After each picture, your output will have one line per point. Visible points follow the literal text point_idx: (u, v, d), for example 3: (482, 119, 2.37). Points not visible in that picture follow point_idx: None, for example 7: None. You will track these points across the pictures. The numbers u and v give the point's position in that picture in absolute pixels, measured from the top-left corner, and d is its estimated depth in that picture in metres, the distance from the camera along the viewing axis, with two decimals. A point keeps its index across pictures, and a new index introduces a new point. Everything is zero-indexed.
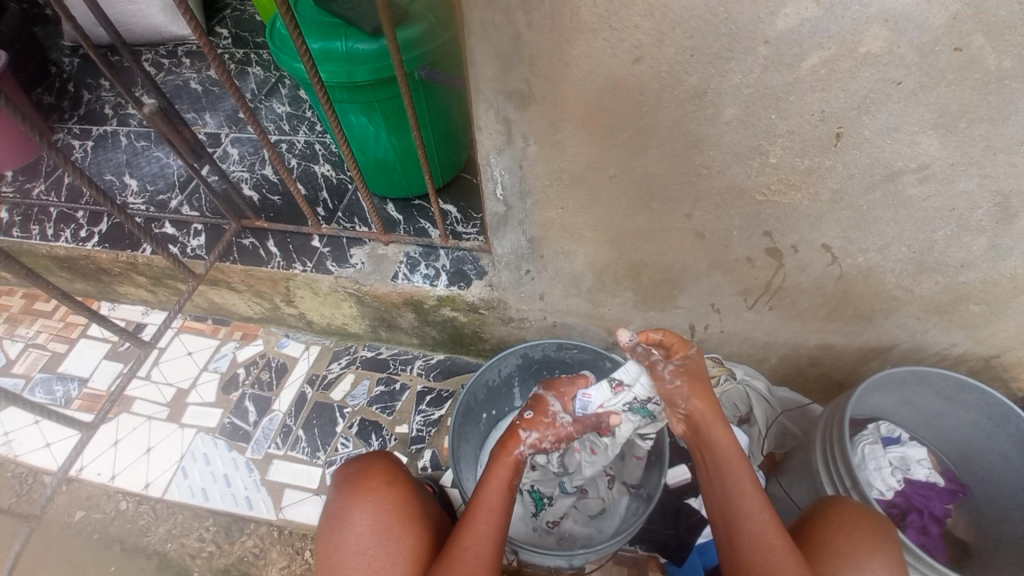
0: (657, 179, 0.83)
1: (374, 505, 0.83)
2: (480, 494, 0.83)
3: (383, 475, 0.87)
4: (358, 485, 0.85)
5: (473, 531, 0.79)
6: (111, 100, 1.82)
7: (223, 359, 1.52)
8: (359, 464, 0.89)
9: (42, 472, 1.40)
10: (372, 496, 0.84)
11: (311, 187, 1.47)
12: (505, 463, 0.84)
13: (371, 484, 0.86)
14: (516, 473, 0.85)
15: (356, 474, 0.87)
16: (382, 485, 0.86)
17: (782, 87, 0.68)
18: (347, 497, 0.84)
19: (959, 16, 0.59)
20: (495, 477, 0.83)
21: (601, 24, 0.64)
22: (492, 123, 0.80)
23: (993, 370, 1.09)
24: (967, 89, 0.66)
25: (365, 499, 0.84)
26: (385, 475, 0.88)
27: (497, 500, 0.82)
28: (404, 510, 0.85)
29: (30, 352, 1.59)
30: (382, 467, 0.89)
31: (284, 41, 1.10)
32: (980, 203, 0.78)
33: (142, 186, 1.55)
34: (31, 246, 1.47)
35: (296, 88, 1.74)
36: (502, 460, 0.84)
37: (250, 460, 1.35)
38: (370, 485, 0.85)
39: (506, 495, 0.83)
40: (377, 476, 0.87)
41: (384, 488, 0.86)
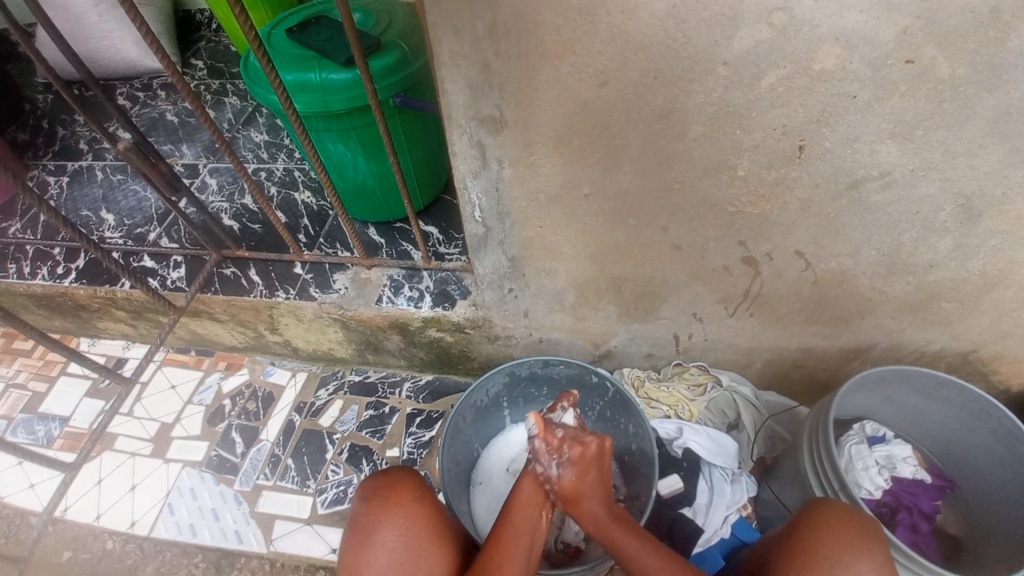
0: (632, 196, 0.85)
1: (404, 522, 0.81)
2: (511, 514, 0.85)
3: (412, 491, 0.84)
4: (388, 501, 0.82)
5: (500, 558, 0.80)
6: (86, 135, 1.81)
7: (208, 390, 1.50)
8: (387, 478, 0.85)
9: (24, 516, 1.37)
10: (403, 512, 0.82)
11: (291, 214, 1.47)
12: (530, 485, 0.86)
13: (400, 499, 0.83)
14: (546, 491, 0.87)
15: (385, 488, 0.84)
16: (411, 501, 0.83)
17: (744, 104, 0.70)
18: (377, 512, 0.81)
19: (907, 31, 0.62)
20: (523, 500, 0.85)
21: (566, 51, 0.66)
22: (466, 148, 0.81)
23: (970, 365, 1.11)
24: (921, 99, 0.68)
25: (396, 516, 0.81)
26: (414, 490, 0.85)
27: (535, 519, 0.85)
28: (432, 526, 0.83)
29: (9, 392, 1.56)
30: (411, 482, 0.86)
31: (257, 73, 1.10)
32: (943, 205, 0.81)
33: (119, 219, 1.54)
34: (7, 284, 1.44)
35: (273, 116, 1.75)
36: (525, 484, 0.86)
37: (239, 492, 1.33)
38: (401, 501, 0.83)
39: (541, 513, 0.86)
40: (406, 491, 0.84)
41: (413, 504, 0.83)
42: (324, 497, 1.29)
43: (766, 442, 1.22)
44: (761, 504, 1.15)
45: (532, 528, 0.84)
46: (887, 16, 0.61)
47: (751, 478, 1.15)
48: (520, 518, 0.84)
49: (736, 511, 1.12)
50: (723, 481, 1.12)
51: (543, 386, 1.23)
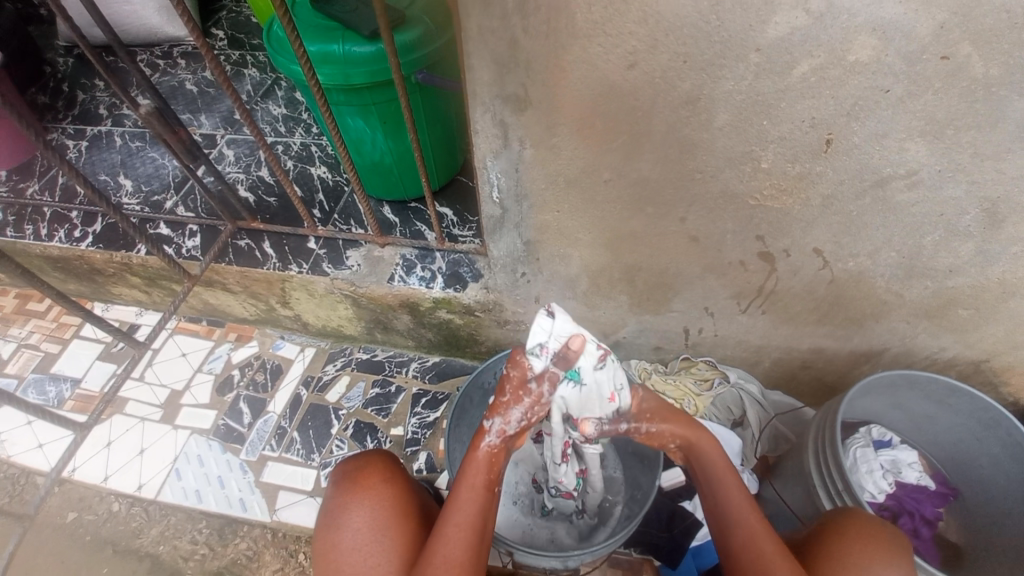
0: (652, 183, 0.84)
1: (370, 502, 0.84)
2: (456, 500, 0.78)
3: (379, 473, 0.88)
4: (355, 483, 0.86)
5: (443, 537, 0.76)
6: (105, 101, 1.82)
7: (217, 360, 1.52)
8: (358, 461, 0.90)
9: (34, 473, 1.39)
10: (369, 493, 0.85)
11: (307, 188, 1.47)
12: (476, 463, 0.79)
13: (368, 482, 0.86)
14: (494, 469, 0.80)
15: (353, 471, 0.88)
16: (378, 483, 0.86)
17: (773, 94, 0.69)
18: (344, 494, 0.85)
19: (946, 25, 0.61)
20: (468, 480, 0.79)
21: (596, 31, 0.65)
22: (488, 126, 0.81)
23: (983, 374, 1.10)
24: (955, 97, 0.67)
25: (361, 496, 0.84)
26: (383, 473, 0.88)
27: (479, 502, 0.78)
28: (399, 508, 0.85)
29: (23, 352, 1.58)
30: (379, 464, 0.89)
31: (280, 43, 1.10)
32: (968, 208, 0.80)
33: (137, 187, 1.55)
34: (25, 245, 1.46)
35: (292, 89, 1.75)
36: (473, 461, 0.79)
37: (245, 462, 1.34)
38: (369, 483, 0.86)
39: (490, 492, 0.79)
40: (375, 473, 0.87)
41: (380, 486, 0.86)
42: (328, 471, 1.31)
43: (770, 441, 1.22)
44: (762, 501, 1.15)
45: (477, 512, 0.78)
46: (926, 9, 0.60)
47: (753, 475, 1.17)
48: (463, 503, 0.78)
49: None
50: None
51: None
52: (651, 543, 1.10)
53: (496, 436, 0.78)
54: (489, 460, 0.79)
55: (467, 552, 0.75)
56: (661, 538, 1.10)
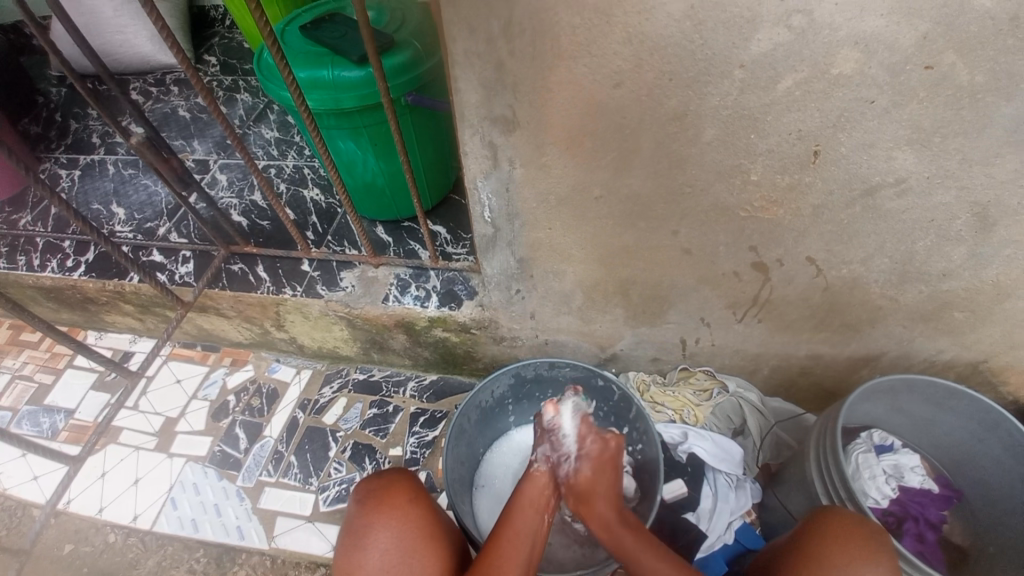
0: (643, 199, 0.84)
1: (398, 523, 0.81)
2: (512, 519, 0.84)
3: (406, 493, 0.85)
4: (382, 502, 0.83)
5: (505, 558, 0.80)
6: (99, 130, 1.82)
7: (213, 385, 1.50)
8: (382, 479, 0.87)
9: (28, 507, 1.37)
10: (395, 513, 0.82)
11: (300, 211, 1.47)
12: (533, 483, 0.88)
13: (394, 500, 0.83)
14: (549, 494, 0.89)
15: (379, 489, 0.85)
16: (405, 503, 0.84)
17: (760, 107, 0.69)
18: (370, 514, 0.82)
19: (928, 36, 0.61)
20: (524, 498, 0.87)
21: (581, 52, 0.66)
22: (478, 147, 0.81)
23: (980, 376, 1.10)
24: (940, 106, 0.68)
25: (389, 518, 0.81)
26: (409, 492, 0.85)
27: (535, 523, 0.85)
28: (426, 529, 0.83)
29: (16, 384, 1.56)
30: (404, 483, 0.86)
31: (270, 70, 1.11)
32: (958, 213, 0.80)
33: (129, 213, 1.55)
34: (16, 276, 1.45)
35: (284, 113, 1.76)
36: (530, 482, 0.89)
37: (241, 489, 1.32)
38: (396, 503, 0.83)
39: (543, 515, 0.86)
40: (401, 492, 0.85)
41: (408, 505, 0.83)
42: (326, 495, 1.29)
43: (771, 449, 1.20)
44: (766, 511, 1.14)
45: (530, 531, 0.84)
46: (908, 22, 0.60)
47: (755, 484, 1.15)
48: (519, 521, 0.84)
49: (739, 517, 1.12)
50: (728, 487, 1.12)
51: (548, 389, 1.22)
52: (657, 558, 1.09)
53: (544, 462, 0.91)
54: (543, 483, 0.89)
55: (522, 569, 0.80)
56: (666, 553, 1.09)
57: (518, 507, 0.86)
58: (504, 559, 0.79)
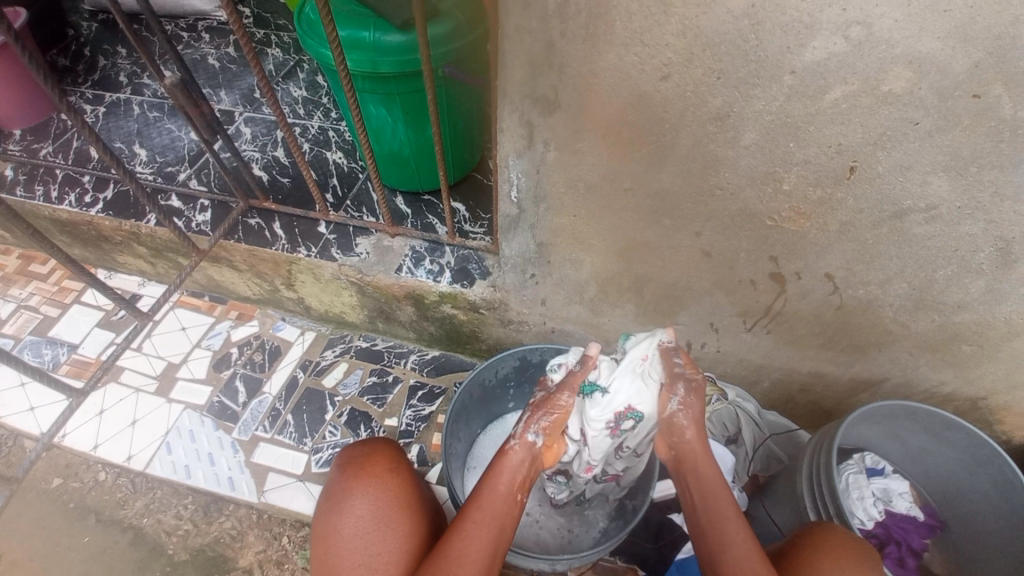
0: (671, 196, 0.85)
1: (375, 491, 0.83)
2: (481, 499, 0.79)
3: (387, 462, 0.87)
4: (362, 469, 0.85)
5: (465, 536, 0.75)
6: (126, 68, 1.80)
7: (217, 336, 1.51)
8: (365, 447, 0.89)
9: (23, 435, 1.38)
10: (373, 481, 0.84)
11: (322, 172, 1.47)
12: (504, 466, 0.81)
13: (373, 469, 0.86)
14: (520, 477, 0.81)
15: (360, 457, 0.87)
16: (385, 471, 0.86)
17: (803, 116, 0.69)
18: (350, 480, 0.84)
19: (980, 64, 0.61)
20: (497, 480, 0.80)
21: (634, 40, 0.66)
22: (515, 125, 0.81)
23: (979, 411, 1.11)
24: (981, 136, 0.68)
25: (366, 484, 0.83)
26: (389, 462, 0.87)
27: (506, 505, 0.79)
28: (403, 498, 0.84)
29: (21, 313, 1.57)
30: (386, 454, 0.89)
31: (312, 26, 1.10)
32: (982, 246, 0.80)
33: (151, 156, 1.55)
34: (34, 207, 1.46)
35: (314, 72, 1.75)
36: (501, 462, 0.81)
37: (236, 441, 1.34)
38: (376, 471, 0.85)
39: (515, 496, 0.80)
40: (381, 462, 0.87)
41: (387, 474, 0.85)
42: (319, 456, 1.31)
43: (762, 460, 1.21)
44: (750, 520, 1.16)
45: (500, 514, 0.78)
46: (962, 47, 0.60)
47: (743, 493, 1.17)
48: (488, 502, 0.78)
49: None
50: None
51: None
52: (639, 554, 1.11)
53: (519, 442, 0.82)
54: (515, 465, 0.81)
55: (485, 552, 0.75)
56: (648, 548, 1.11)
57: (484, 485, 0.80)
58: (467, 538, 0.75)
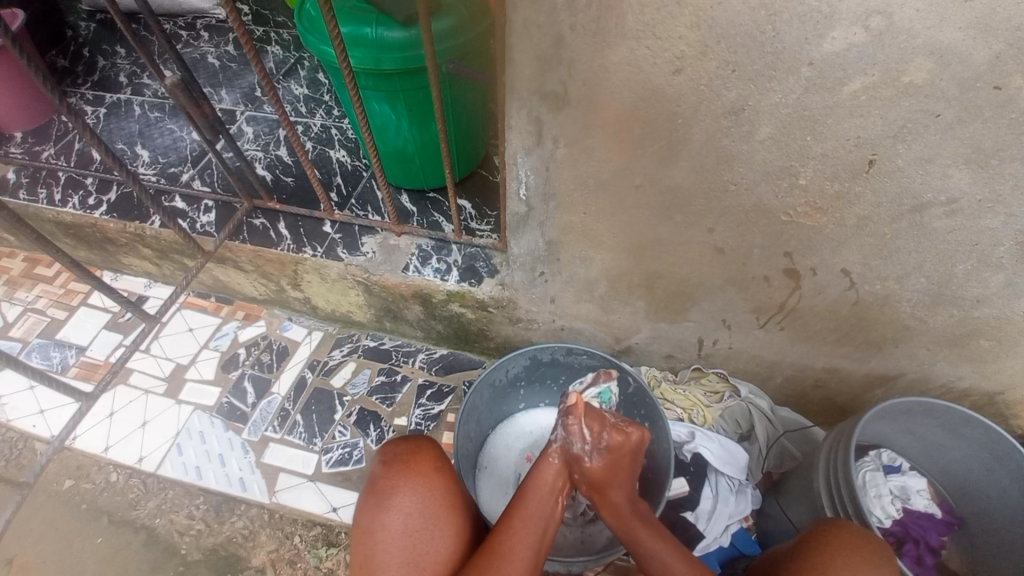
0: (683, 192, 0.83)
1: (423, 490, 0.82)
2: (527, 498, 0.83)
3: (432, 460, 0.85)
4: (409, 466, 0.83)
5: (513, 534, 0.79)
6: (126, 68, 1.79)
7: (224, 338, 1.51)
8: (409, 444, 0.87)
9: (33, 438, 1.39)
10: (421, 479, 0.82)
11: (326, 171, 1.46)
12: (547, 468, 0.86)
13: (420, 467, 0.84)
14: (564, 478, 0.86)
15: (405, 454, 0.85)
16: (431, 470, 0.84)
17: (821, 109, 0.67)
18: (395, 477, 0.82)
19: (1003, 55, 0.59)
20: (540, 482, 0.85)
21: (645, 32, 0.64)
22: (523, 122, 0.80)
23: (997, 406, 1.09)
24: (1004, 127, 0.65)
25: (414, 483, 0.82)
26: (434, 460, 0.86)
27: (548, 506, 0.83)
28: (449, 499, 0.83)
29: (29, 316, 1.58)
30: (431, 452, 0.87)
31: (313, 22, 1.08)
32: (1004, 240, 0.78)
33: (154, 157, 1.54)
34: (38, 210, 1.45)
35: (316, 70, 1.73)
36: (546, 465, 0.86)
37: (246, 441, 1.34)
38: (423, 470, 0.84)
39: (558, 499, 0.85)
40: (427, 460, 0.85)
41: (433, 474, 0.84)
42: (329, 456, 1.30)
43: (776, 458, 1.19)
44: (764, 517, 1.15)
45: (544, 513, 0.83)
46: (984, 37, 0.58)
47: (756, 491, 1.15)
48: (532, 501, 0.83)
49: (737, 521, 1.13)
50: (729, 491, 1.12)
51: (561, 375, 1.22)
52: None
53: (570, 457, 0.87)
54: (560, 468, 0.86)
55: (531, 552, 0.78)
56: None
57: (529, 486, 0.85)
58: (516, 540, 0.78)
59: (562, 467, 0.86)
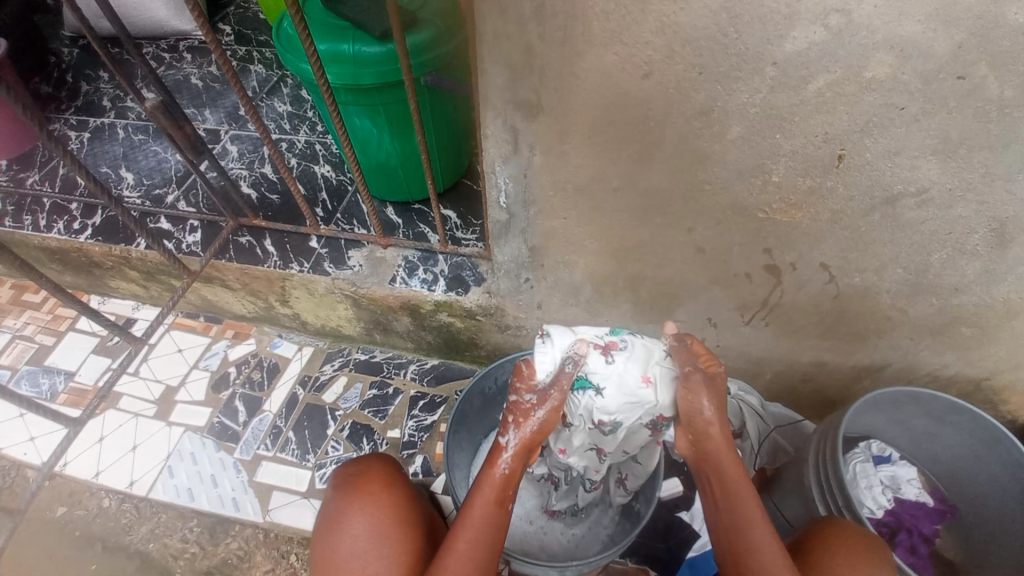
0: (660, 193, 0.84)
1: (370, 509, 0.83)
2: (468, 514, 0.79)
3: (380, 479, 0.87)
4: (356, 489, 0.85)
5: (455, 551, 0.77)
6: (110, 92, 1.80)
7: (214, 357, 1.50)
8: (358, 466, 0.89)
9: (25, 466, 1.38)
10: (369, 499, 0.84)
11: (311, 187, 1.47)
12: (490, 479, 0.80)
13: (367, 487, 0.85)
14: (509, 486, 0.81)
15: (353, 477, 0.87)
16: (378, 489, 0.85)
17: (788, 107, 0.69)
18: (345, 500, 0.84)
19: (963, 46, 0.61)
20: (482, 496, 0.80)
21: (612, 39, 0.65)
22: (499, 131, 0.81)
23: (983, 392, 1.10)
24: (968, 117, 0.67)
25: (360, 503, 0.83)
26: (383, 480, 0.87)
27: (492, 517, 0.79)
28: (399, 515, 0.84)
29: (17, 344, 1.56)
30: (379, 472, 0.88)
31: (290, 41, 1.09)
32: (976, 227, 0.79)
33: (138, 179, 1.54)
34: (23, 236, 1.45)
35: (298, 87, 1.74)
36: (488, 476, 0.81)
37: (239, 461, 1.33)
38: (369, 489, 0.85)
39: (502, 509, 0.80)
40: (374, 480, 0.86)
41: (380, 492, 0.85)
42: (323, 472, 1.29)
43: (768, 453, 1.22)
44: None
45: (489, 527, 0.79)
46: (943, 29, 0.60)
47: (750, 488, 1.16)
48: (473, 517, 0.79)
49: None
50: None
51: None
52: (648, 553, 1.11)
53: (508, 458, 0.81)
54: (503, 477, 0.80)
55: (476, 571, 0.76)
56: (659, 548, 1.11)
57: (472, 500, 0.80)
58: (455, 555, 0.76)
59: (505, 478, 0.81)
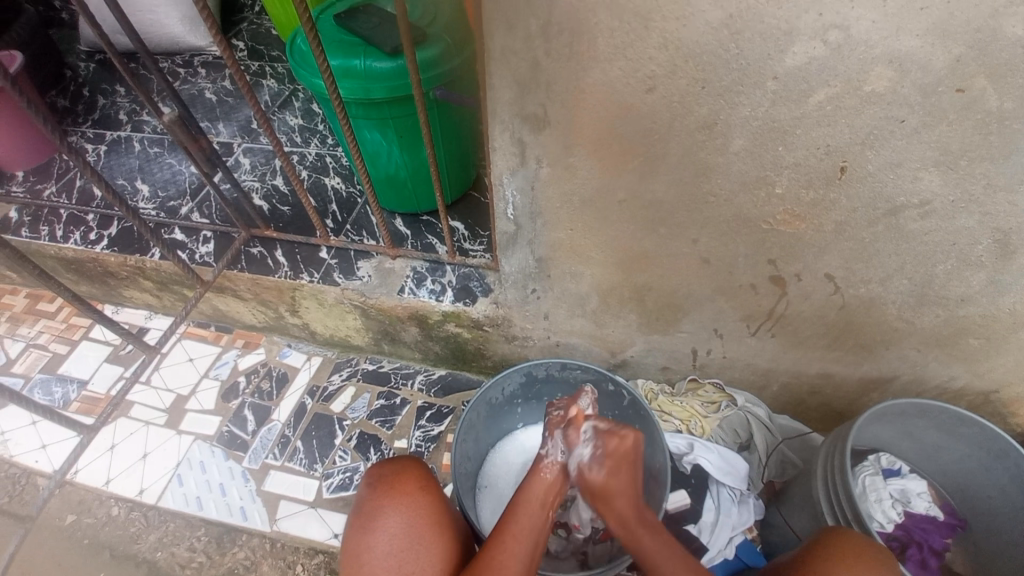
0: (665, 205, 0.85)
1: (408, 509, 0.83)
2: (518, 515, 0.83)
3: (416, 480, 0.87)
4: (393, 488, 0.85)
5: (506, 549, 0.79)
6: (126, 107, 1.85)
7: (224, 366, 1.52)
8: (394, 466, 0.89)
9: (35, 474, 1.39)
10: (407, 499, 0.84)
11: (321, 199, 1.50)
12: (537, 482, 0.86)
13: (405, 487, 0.86)
14: (554, 493, 0.86)
15: (390, 475, 0.87)
16: (416, 489, 0.86)
17: (790, 120, 0.70)
18: (382, 498, 0.84)
19: (960, 59, 0.62)
20: (529, 498, 0.85)
21: (616, 55, 0.67)
22: (506, 144, 0.83)
23: (993, 405, 1.09)
24: (968, 129, 0.68)
25: (398, 502, 0.83)
26: (419, 480, 0.87)
27: (539, 521, 0.83)
28: (435, 516, 0.85)
29: (31, 352, 1.59)
30: (415, 471, 0.88)
31: (303, 56, 1.13)
32: (980, 238, 0.80)
33: (154, 192, 1.58)
34: (41, 247, 1.48)
35: (309, 101, 1.78)
36: (533, 481, 0.86)
37: (247, 470, 1.34)
38: (406, 489, 0.85)
39: (547, 513, 0.85)
40: (411, 479, 0.87)
41: (418, 492, 0.85)
42: (330, 482, 1.30)
43: (777, 467, 1.19)
44: (768, 527, 1.14)
45: (535, 529, 0.82)
46: (940, 44, 0.61)
47: (758, 500, 1.15)
48: (522, 518, 0.83)
49: (740, 532, 1.12)
50: (731, 501, 1.11)
51: (556, 390, 1.23)
52: None
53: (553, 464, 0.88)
54: (548, 482, 0.86)
55: (522, 569, 0.78)
56: None
57: (520, 502, 0.85)
58: (506, 553, 0.79)
59: (551, 483, 0.86)
